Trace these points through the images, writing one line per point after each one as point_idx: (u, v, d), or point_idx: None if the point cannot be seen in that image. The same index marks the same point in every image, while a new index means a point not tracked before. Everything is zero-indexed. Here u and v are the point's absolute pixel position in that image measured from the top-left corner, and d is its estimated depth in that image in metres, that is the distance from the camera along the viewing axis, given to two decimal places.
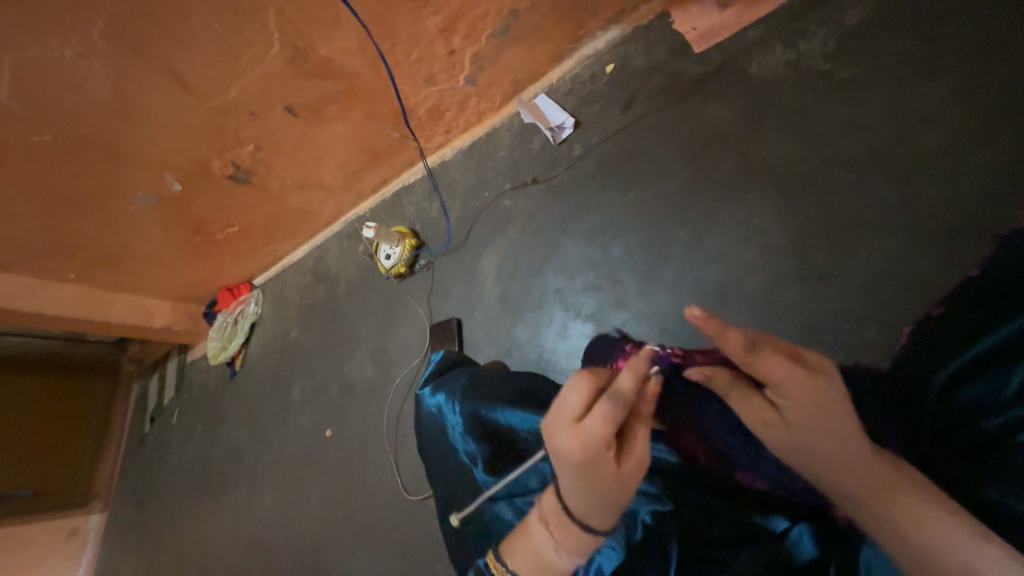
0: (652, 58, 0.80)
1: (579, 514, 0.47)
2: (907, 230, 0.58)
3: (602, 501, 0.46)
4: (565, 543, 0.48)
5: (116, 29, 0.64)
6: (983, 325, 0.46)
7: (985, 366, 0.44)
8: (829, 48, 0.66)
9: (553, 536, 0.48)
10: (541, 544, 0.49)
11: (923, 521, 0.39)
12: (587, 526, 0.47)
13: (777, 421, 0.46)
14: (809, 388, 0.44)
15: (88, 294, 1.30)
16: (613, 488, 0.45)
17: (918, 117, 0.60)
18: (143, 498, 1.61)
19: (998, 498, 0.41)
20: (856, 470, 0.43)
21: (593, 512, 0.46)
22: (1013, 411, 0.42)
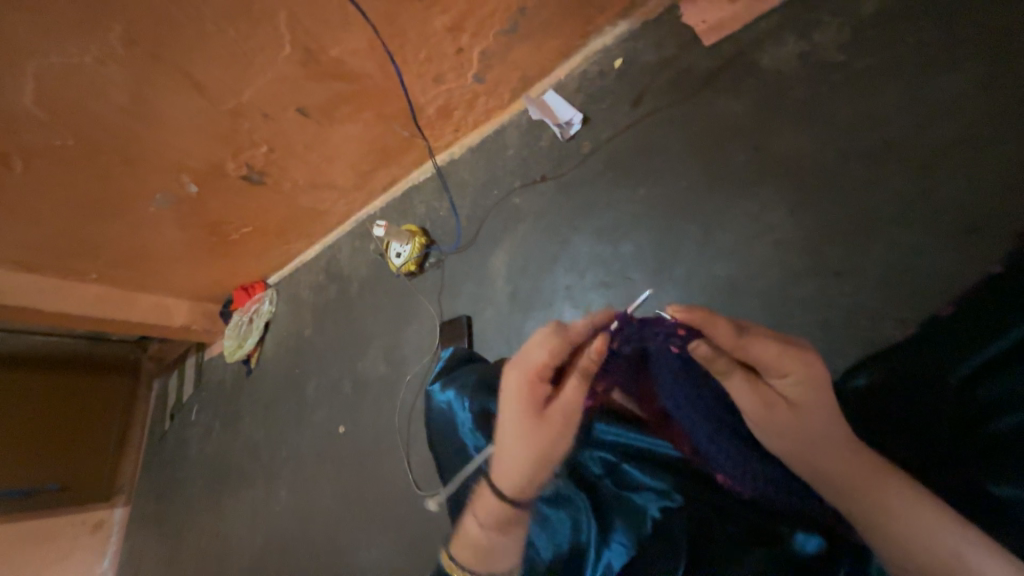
0: (661, 53, 0.80)
1: (500, 455, 0.51)
2: (925, 225, 0.57)
3: (522, 442, 0.49)
4: (483, 517, 0.52)
5: (133, 34, 0.65)
6: (999, 325, 0.45)
7: (1004, 365, 0.44)
8: (843, 38, 0.65)
9: (477, 518, 0.53)
10: (472, 532, 0.53)
11: (909, 518, 0.41)
12: (506, 472, 0.51)
13: (785, 405, 0.45)
14: (800, 362, 0.45)
15: (109, 294, 1.34)
16: (533, 430, 0.49)
17: (935, 108, 0.58)
18: (164, 493, 1.65)
19: (1000, 493, 0.42)
20: (839, 462, 0.44)
21: (513, 454, 0.50)
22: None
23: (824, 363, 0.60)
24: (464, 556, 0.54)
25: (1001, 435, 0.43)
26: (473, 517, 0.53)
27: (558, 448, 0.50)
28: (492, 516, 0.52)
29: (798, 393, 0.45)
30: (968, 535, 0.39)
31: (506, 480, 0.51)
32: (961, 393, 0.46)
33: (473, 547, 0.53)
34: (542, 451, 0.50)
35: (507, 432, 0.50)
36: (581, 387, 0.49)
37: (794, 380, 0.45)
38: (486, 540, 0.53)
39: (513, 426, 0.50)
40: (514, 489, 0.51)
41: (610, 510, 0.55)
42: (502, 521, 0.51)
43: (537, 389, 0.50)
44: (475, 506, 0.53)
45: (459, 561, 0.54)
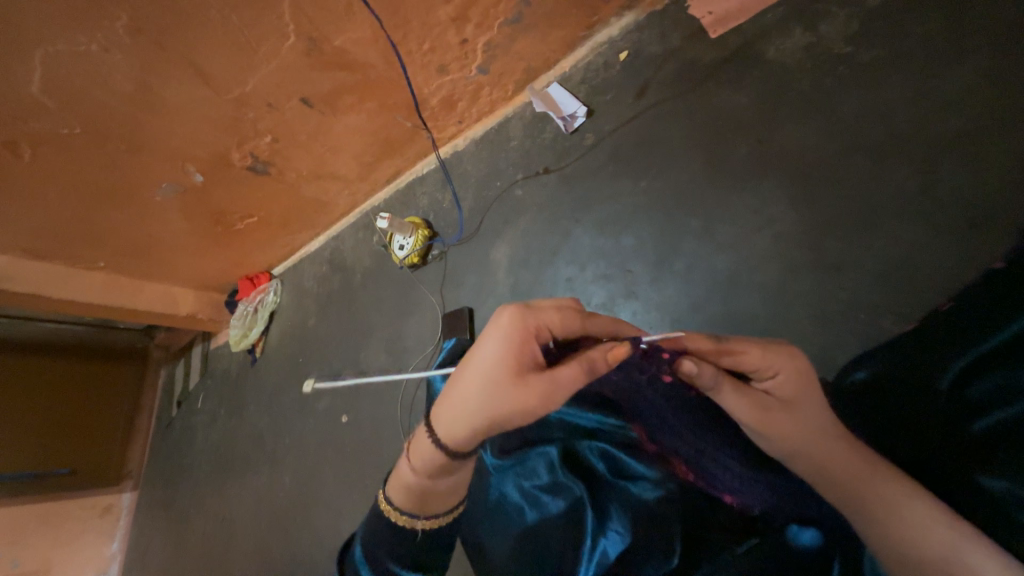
0: (667, 44, 0.79)
1: (461, 395, 0.48)
2: (928, 219, 0.57)
3: (482, 388, 0.46)
4: (416, 463, 0.53)
5: (138, 22, 0.66)
6: (987, 326, 0.45)
7: (990, 365, 0.45)
8: (850, 30, 0.64)
9: (409, 463, 0.53)
10: (405, 477, 0.54)
11: (904, 510, 0.42)
12: (453, 409, 0.48)
13: (777, 406, 0.47)
14: (787, 363, 0.47)
15: (116, 282, 1.36)
16: (503, 384, 0.46)
17: (942, 101, 0.57)
18: (170, 479, 1.68)
19: (1005, 489, 0.40)
20: (836, 460, 0.45)
21: (467, 395, 0.47)
22: (1015, 408, 0.42)
23: (821, 358, 0.60)
24: (397, 497, 0.55)
25: (996, 430, 0.43)
26: (408, 456, 0.54)
27: (517, 418, 0.46)
28: (427, 458, 0.51)
29: (787, 390, 0.47)
30: (960, 531, 0.40)
31: (451, 419, 0.49)
32: (952, 390, 0.46)
33: (406, 490, 0.54)
34: (497, 409, 0.46)
35: (472, 370, 0.47)
36: (575, 369, 0.46)
37: (784, 379, 0.47)
38: (419, 484, 0.53)
39: (481, 366, 0.47)
40: (455, 430, 0.49)
41: (608, 498, 0.54)
42: (434, 466, 0.51)
43: (528, 341, 0.47)
44: (415, 445, 0.53)
45: (392, 502, 0.55)
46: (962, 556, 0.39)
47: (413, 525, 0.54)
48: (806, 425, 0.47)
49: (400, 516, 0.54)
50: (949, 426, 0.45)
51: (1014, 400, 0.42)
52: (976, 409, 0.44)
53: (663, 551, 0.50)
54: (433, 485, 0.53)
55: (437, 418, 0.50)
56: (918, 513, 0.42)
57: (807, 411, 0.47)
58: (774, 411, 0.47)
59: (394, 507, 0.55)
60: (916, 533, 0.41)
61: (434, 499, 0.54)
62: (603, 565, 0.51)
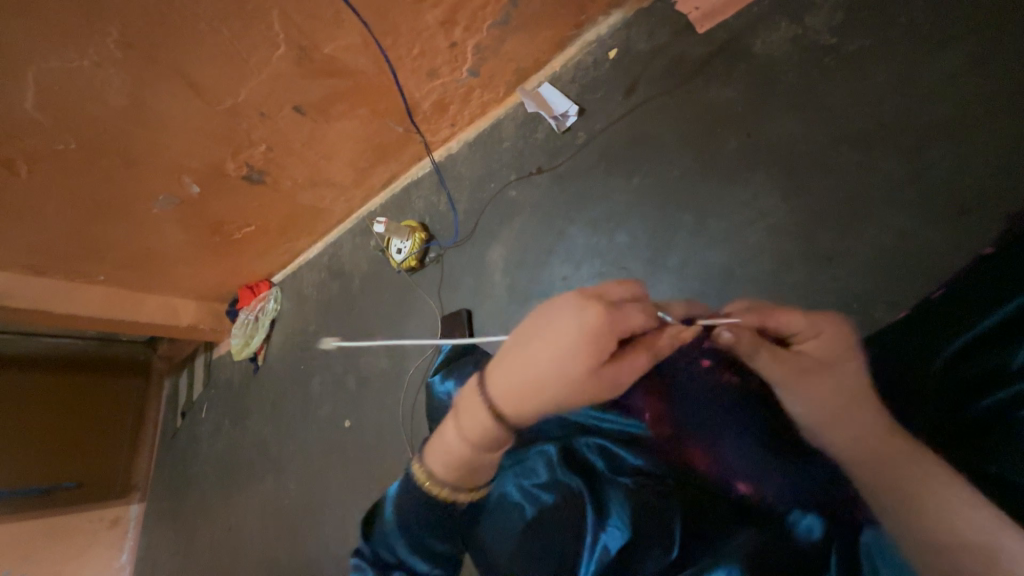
0: (655, 41, 0.79)
1: (535, 379, 0.48)
2: (917, 207, 0.57)
3: (553, 373, 0.47)
4: (470, 435, 0.53)
5: (129, 37, 0.66)
6: (987, 303, 0.45)
7: (987, 343, 0.43)
8: (836, 21, 0.64)
9: (461, 433, 0.53)
10: (455, 448, 0.54)
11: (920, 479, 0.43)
12: (516, 388, 0.49)
13: (808, 368, 0.51)
14: (831, 330, 0.51)
15: (116, 295, 1.36)
16: (581, 376, 0.47)
17: (928, 87, 0.58)
18: (177, 488, 1.69)
19: (999, 472, 0.40)
20: (867, 435, 0.47)
21: (541, 382, 0.48)
22: (1012, 388, 0.40)
23: None
24: (441, 470, 0.54)
25: (996, 411, 0.41)
26: (458, 426, 0.54)
27: (578, 403, 0.48)
28: (480, 429, 0.52)
29: (819, 353, 0.51)
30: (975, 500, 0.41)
31: (513, 399, 0.50)
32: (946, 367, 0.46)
33: (452, 462, 0.54)
34: (564, 394, 0.48)
35: (550, 360, 0.47)
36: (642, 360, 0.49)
37: (824, 343, 0.51)
38: (468, 456, 0.53)
39: (557, 357, 0.47)
40: (521, 411, 0.50)
41: (607, 492, 0.54)
42: (489, 439, 0.52)
43: (611, 339, 0.47)
44: (465, 415, 0.54)
45: (431, 472, 0.55)
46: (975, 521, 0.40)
47: (453, 496, 0.54)
48: (832, 391, 0.50)
49: (443, 488, 0.54)
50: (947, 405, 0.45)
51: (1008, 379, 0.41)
52: (974, 389, 0.43)
53: (663, 545, 0.49)
54: (484, 459, 0.53)
55: (501, 396, 0.51)
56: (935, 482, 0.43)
57: (840, 375, 0.50)
58: (807, 372, 0.51)
59: (436, 479, 0.54)
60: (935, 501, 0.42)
61: (480, 472, 0.54)
62: (605, 562, 0.50)
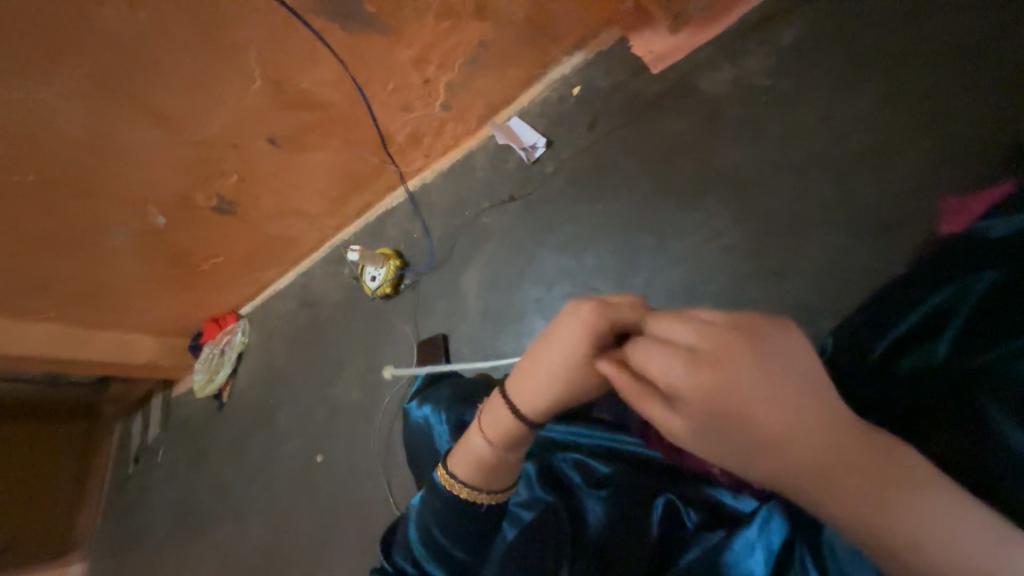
0: (613, 79, 0.86)
1: (543, 372, 0.49)
2: (849, 227, 0.63)
3: (560, 368, 0.47)
4: (494, 437, 0.53)
5: (99, 70, 0.67)
6: (917, 299, 0.46)
7: (928, 330, 0.45)
8: (769, 65, 0.72)
9: (485, 436, 0.54)
10: (478, 450, 0.54)
11: (914, 498, 0.34)
12: (532, 384, 0.50)
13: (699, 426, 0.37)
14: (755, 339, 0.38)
15: (67, 331, 1.29)
16: (584, 363, 0.46)
17: (850, 123, 0.66)
18: (126, 542, 1.55)
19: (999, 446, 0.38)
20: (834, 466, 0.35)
21: (549, 374, 0.48)
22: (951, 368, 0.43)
23: None
24: (467, 473, 0.55)
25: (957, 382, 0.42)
26: (481, 427, 0.55)
27: (589, 390, 0.48)
28: (503, 428, 0.53)
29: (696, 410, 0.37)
30: (966, 503, 0.34)
31: (529, 393, 0.50)
32: (886, 364, 0.46)
33: (476, 464, 0.55)
34: (575, 381, 0.47)
35: (551, 351, 0.48)
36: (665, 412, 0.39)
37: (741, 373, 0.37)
38: (490, 457, 0.54)
39: (567, 353, 0.47)
40: (537, 403, 0.50)
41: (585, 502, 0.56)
42: (514, 439, 0.53)
43: (628, 379, 0.41)
44: (489, 417, 0.54)
45: (454, 473, 0.56)
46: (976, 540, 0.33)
47: (474, 499, 0.55)
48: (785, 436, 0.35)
49: (468, 490, 0.55)
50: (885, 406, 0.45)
51: (941, 368, 0.43)
52: (923, 391, 0.43)
53: (641, 555, 0.49)
54: (512, 458, 0.54)
55: (514, 392, 0.52)
56: (919, 497, 0.34)
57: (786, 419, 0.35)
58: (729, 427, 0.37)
59: (459, 480, 0.55)
60: (929, 525, 0.33)
61: (506, 474, 0.55)
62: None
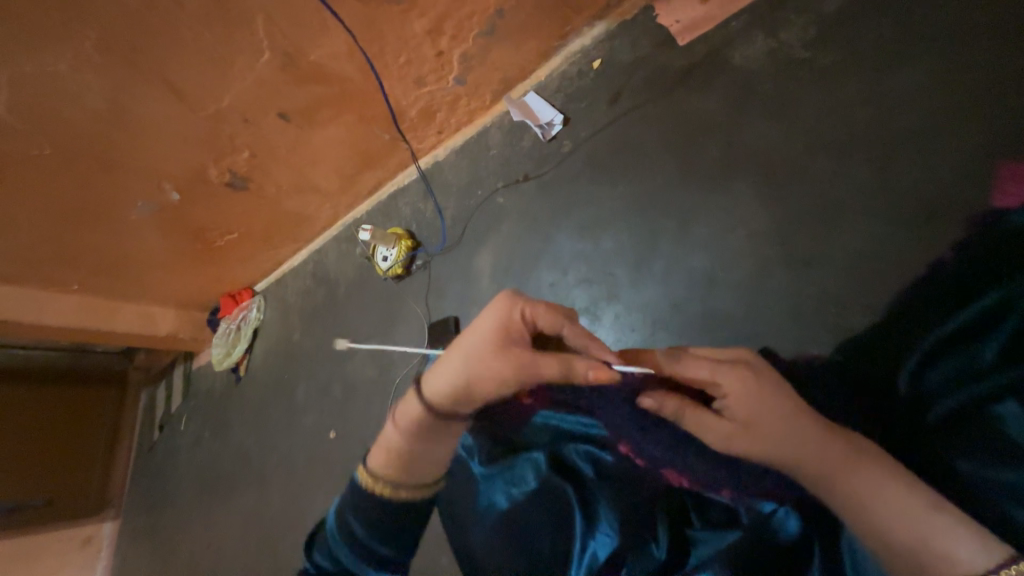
0: (638, 52, 0.81)
1: (452, 363, 0.55)
2: (889, 213, 0.59)
3: (466, 360, 0.53)
4: (403, 423, 0.58)
5: (107, 40, 0.65)
6: (960, 307, 0.52)
7: (963, 343, 0.51)
8: (809, 36, 0.67)
9: (397, 425, 0.58)
10: (391, 440, 0.58)
11: (887, 496, 0.42)
12: (445, 380, 0.55)
13: (738, 429, 0.49)
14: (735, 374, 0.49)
15: (92, 303, 1.32)
16: (486, 356, 0.52)
17: (896, 99, 0.60)
18: (154, 505, 1.63)
19: (994, 472, 0.46)
20: (814, 455, 0.46)
21: (453, 362, 0.54)
22: (981, 384, 0.48)
23: (797, 349, 0.61)
24: (379, 462, 0.58)
25: (969, 404, 0.49)
26: (396, 420, 0.59)
27: (488, 381, 0.52)
28: (411, 419, 0.57)
29: (743, 411, 0.48)
30: (934, 505, 0.41)
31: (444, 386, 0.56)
32: (915, 373, 0.53)
33: (389, 453, 0.58)
34: (477, 373, 0.53)
35: (462, 340, 0.54)
36: (703, 417, 0.51)
37: (736, 402, 0.49)
38: (401, 446, 0.58)
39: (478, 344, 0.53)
40: (440, 388, 0.56)
41: (599, 498, 0.55)
42: (421, 431, 0.57)
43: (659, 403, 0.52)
44: (404, 409, 0.59)
45: (372, 468, 0.59)
46: (942, 530, 0.40)
47: (394, 494, 0.57)
48: (774, 437, 0.47)
49: (383, 484, 0.57)
50: (891, 407, 0.54)
51: (965, 382, 0.49)
52: (930, 402, 0.51)
53: (648, 548, 0.51)
54: (425, 446, 0.58)
55: (426, 380, 0.58)
56: (873, 485, 0.43)
57: (769, 432, 0.47)
58: (732, 434, 0.49)
59: (376, 475, 0.58)
60: (880, 507, 0.42)
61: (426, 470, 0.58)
62: (593, 567, 0.52)
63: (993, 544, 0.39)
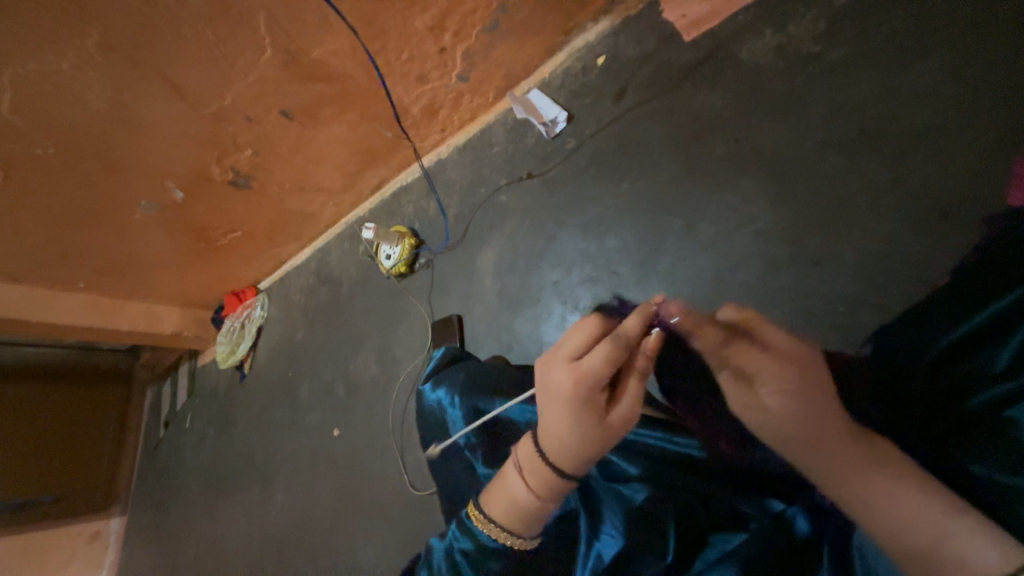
0: (643, 48, 0.80)
1: (569, 432, 0.49)
2: (900, 212, 0.58)
3: (579, 417, 0.48)
4: (537, 487, 0.51)
5: (110, 39, 0.64)
6: (980, 303, 0.46)
7: (983, 341, 0.45)
8: (818, 30, 0.66)
9: (527, 482, 0.52)
10: (516, 492, 0.52)
11: (904, 501, 0.41)
12: (566, 441, 0.49)
13: (759, 408, 0.46)
14: (789, 373, 0.45)
15: (97, 301, 1.33)
16: (598, 407, 0.49)
17: (907, 95, 0.59)
18: (160, 502, 1.64)
19: (997, 479, 0.41)
20: (833, 447, 0.44)
21: (570, 430, 0.49)
22: (1004, 384, 0.43)
23: None
24: (505, 518, 0.52)
25: (991, 405, 0.43)
26: (523, 474, 0.52)
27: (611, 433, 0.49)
28: (541, 476, 0.51)
29: (782, 404, 0.45)
30: (953, 508, 0.39)
31: (557, 447, 0.50)
32: (937, 364, 0.47)
33: (514, 509, 0.52)
34: (598, 430, 0.49)
35: (562, 403, 0.49)
36: (735, 383, 0.49)
37: (774, 393, 0.45)
38: (531, 505, 0.51)
39: (578, 392, 0.48)
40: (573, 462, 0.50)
41: (602, 496, 0.57)
42: (557, 492, 0.51)
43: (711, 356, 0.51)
44: (531, 468, 0.52)
45: (493, 518, 0.53)
46: (959, 535, 0.38)
47: (517, 545, 0.52)
48: (794, 424, 0.45)
49: (508, 536, 0.52)
50: (901, 401, 0.50)
51: (990, 379, 0.44)
52: (947, 400, 0.47)
53: (658, 550, 0.51)
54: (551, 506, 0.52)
55: (551, 457, 0.50)
56: (887, 484, 0.42)
57: (791, 420, 0.45)
58: (752, 409, 0.47)
59: (498, 526, 0.52)
60: (895, 510, 0.41)
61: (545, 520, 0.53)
62: (598, 568, 0.53)
63: (1015, 549, 0.36)
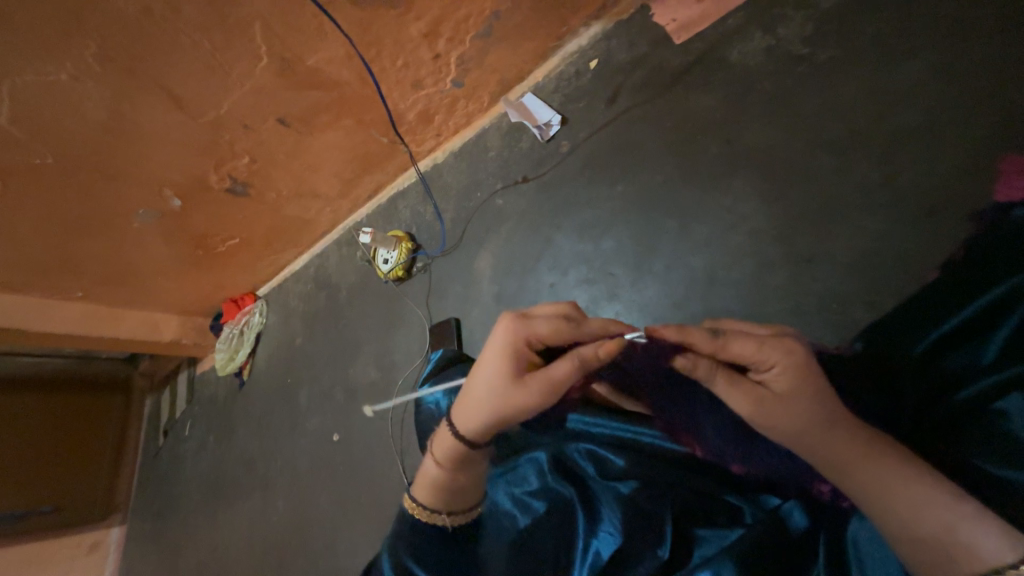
0: (634, 52, 0.81)
1: (478, 387, 0.56)
2: (891, 209, 0.59)
3: (488, 379, 0.55)
4: (442, 458, 0.60)
5: (107, 50, 0.65)
6: (971, 294, 0.47)
7: (974, 335, 0.46)
8: (807, 32, 0.67)
9: (435, 457, 0.61)
10: (429, 468, 0.61)
11: (904, 493, 0.41)
12: (473, 395, 0.56)
13: (769, 398, 0.46)
14: (780, 351, 0.45)
15: (96, 310, 1.33)
16: (510, 379, 0.54)
17: (895, 96, 0.60)
18: (160, 511, 1.63)
19: (988, 466, 0.42)
20: (839, 439, 0.44)
21: (481, 387, 0.56)
22: (989, 376, 0.44)
23: None
24: (421, 493, 0.61)
25: (981, 396, 0.43)
26: (433, 452, 0.62)
27: (512, 403, 0.54)
28: (445, 447, 0.60)
29: (784, 385, 0.45)
30: (953, 498, 0.40)
31: (465, 394, 0.57)
32: (929, 358, 0.48)
33: (430, 484, 0.60)
34: (499, 396, 0.54)
35: (483, 361, 0.55)
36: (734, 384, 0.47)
37: (779, 373, 0.45)
38: (440, 476, 0.60)
39: (501, 358, 0.54)
40: (472, 417, 0.57)
41: (599, 493, 0.57)
42: (456, 459, 0.59)
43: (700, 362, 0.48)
44: (438, 440, 0.61)
45: (415, 496, 0.61)
46: (964, 532, 0.38)
47: (437, 519, 0.59)
48: (801, 414, 0.45)
49: (427, 511, 0.60)
50: (891, 395, 0.50)
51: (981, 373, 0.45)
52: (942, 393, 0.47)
53: (654, 544, 0.52)
54: (457, 477, 0.60)
55: (460, 405, 0.59)
56: (891, 476, 0.42)
57: (796, 403, 0.45)
58: (764, 402, 0.46)
59: (419, 502, 0.61)
60: (902, 505, 0.41)
61: (457, 494, 0.60)
62: (596, 565, 0.54)
63: (1017, 541, 0.37)
